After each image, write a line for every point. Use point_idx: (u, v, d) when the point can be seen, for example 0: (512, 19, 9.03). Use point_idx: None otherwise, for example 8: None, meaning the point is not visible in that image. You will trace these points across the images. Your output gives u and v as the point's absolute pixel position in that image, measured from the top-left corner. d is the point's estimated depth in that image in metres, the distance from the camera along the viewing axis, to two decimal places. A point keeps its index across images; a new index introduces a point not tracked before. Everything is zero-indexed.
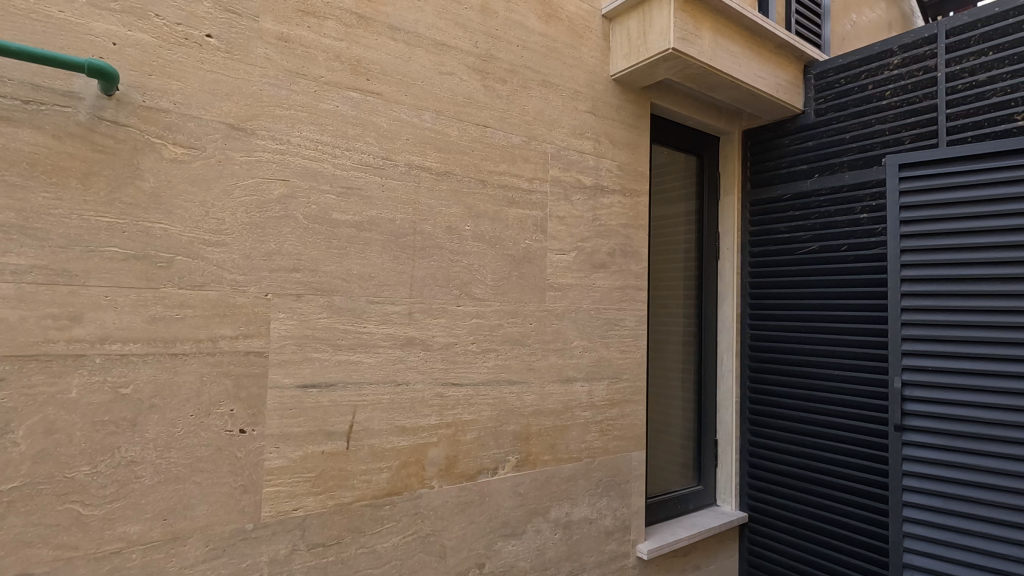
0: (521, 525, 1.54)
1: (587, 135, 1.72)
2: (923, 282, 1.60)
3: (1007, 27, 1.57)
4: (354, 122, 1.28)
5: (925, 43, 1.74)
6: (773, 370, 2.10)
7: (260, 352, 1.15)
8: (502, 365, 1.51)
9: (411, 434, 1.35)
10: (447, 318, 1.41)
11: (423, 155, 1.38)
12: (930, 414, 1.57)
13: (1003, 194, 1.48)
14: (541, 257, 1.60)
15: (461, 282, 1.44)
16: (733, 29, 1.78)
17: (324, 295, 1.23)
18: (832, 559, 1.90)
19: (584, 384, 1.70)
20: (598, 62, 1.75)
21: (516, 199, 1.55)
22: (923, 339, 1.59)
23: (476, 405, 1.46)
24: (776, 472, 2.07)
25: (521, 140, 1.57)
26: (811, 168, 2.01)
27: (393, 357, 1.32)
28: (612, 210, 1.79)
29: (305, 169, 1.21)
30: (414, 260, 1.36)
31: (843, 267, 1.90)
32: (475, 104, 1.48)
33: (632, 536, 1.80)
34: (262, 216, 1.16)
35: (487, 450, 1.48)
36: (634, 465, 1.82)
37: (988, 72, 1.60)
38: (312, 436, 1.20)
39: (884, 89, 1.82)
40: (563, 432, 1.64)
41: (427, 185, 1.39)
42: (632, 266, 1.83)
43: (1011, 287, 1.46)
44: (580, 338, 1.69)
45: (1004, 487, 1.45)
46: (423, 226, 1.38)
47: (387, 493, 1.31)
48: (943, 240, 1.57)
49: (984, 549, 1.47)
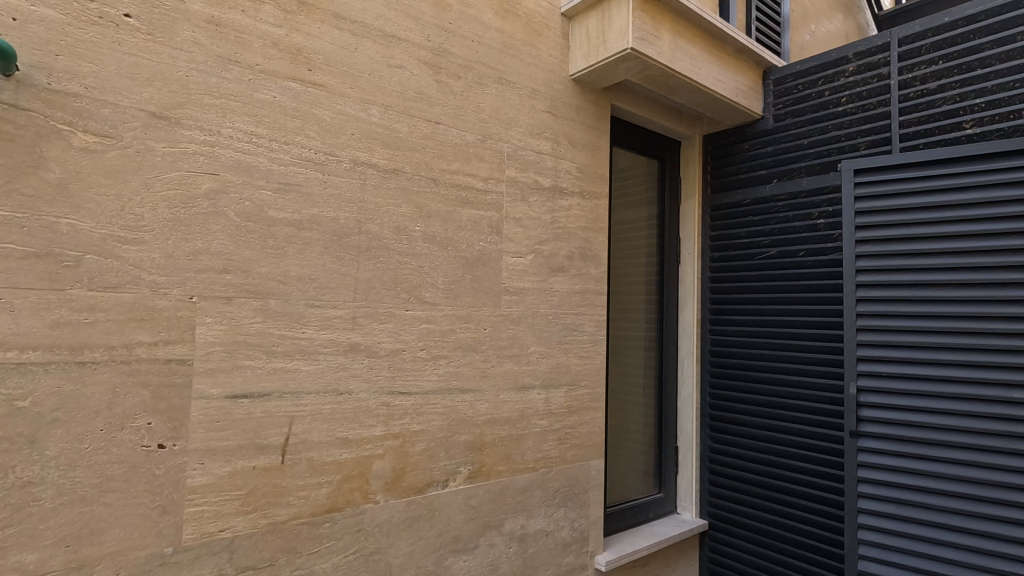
0: (474, 539, 1.47)
1: (545, 135, 1.68)
2: (878, 287, 1.60)
3: (957, 37, 1.59)
4: (293, 114, 1.20)
5: (879, 51, 1.75)
6: (733, 375, 2.08)
7: (184, 360, 1.06)
8: (454, 372, 1.45)
9: (354, 446, 1.27)
10: (395, 323, 1.34)
11: (369, 151, 1.31)
12: (885, 420, 1.57)
13: (955, 200, 1.50)
14: (496, 261, 1.54)
15: (410, 285, 1.37)
16: (692, 31, 1.77)
17: (257, 298, 1.14)
18: (789, 567, 1.89)
19: (541, 392, 1.65)
20: (557, 62, 1.71)
21: (470, 199, 1.49)
22: (879, 344, 1.59)
23: (425, 415, 1.39)
24: (736, 478, 2.05)
25: (475, 138, 1.51)
26: (770, 173, 2.02)
27: (335, 364, 1.24)
28: (571, 212, 1.74)
29: (238, 163, 1.13)
30: (358, 262, 1.29)
31: (800, 272, 1.91)
32: (427, 100, 1.42)
33: (591, 548, 1.75)
34: (188, 212, 1.07)
35: (437, 462, 1.41)
36: (592, 474, 1.77)
37: (939, 81, 1.62)
38: (242, 451, 1.12)
39: (839, 96, 1.84)
40: (518, 442, 1.58)
41: (374, 182, 1.32)
42: (592, 270, 1.80)
43: (965, 292, 1.47)
44: (537, 344, 1.64)
45: (956, 494, 1.46)
46: (369, 226, 1.30)
47: (327, 510, 1.22)
48: (898, 246, 1.58)
49: (937, 555, 1.47)
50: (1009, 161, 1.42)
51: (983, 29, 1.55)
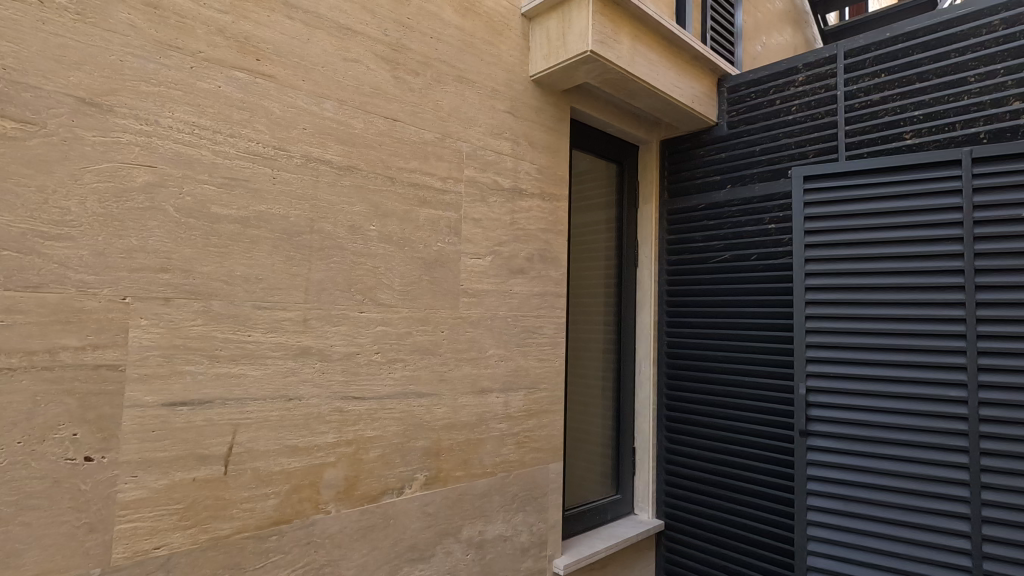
0: (430, 547, 1.43)
1: (505, 135, 1.66)
2: (826, 291, 1.66)
3: (897, 52, 1.67)
4: (240, 105, 1.14)
5: (826, 63, 1.82)
6: (688, 377, 2.12)
7: (115, 365, 0.98)
8: (410, 376, 1.41)
9: (304, 454, 1.21)
10: (349, 326, 1.29)
11: (322, 147, 1.26)
12: (832, 419, 1.63)
13: (896, 207, 1.57)
14: (454, 262, 1.51)
15: (365, 286, 1.33)
16: (649, 36, 1.79)
17: (199, 299, 1.08)
18: (742, 564, 1.94)
19: (500, 396, 1.62)
20: (517, 62, 1.70)
21: (428, 198, 1.46)
22: (827, 346, 1.65)
23: (380, 420, 1.35)
24: (691, 478, 2.09)
25: (434, 136, 1.48)
26: (724, 179, 2.07)
27: (284, 369, 1.19)
28: (531, 214, 1.73)
29: (178, 155, 1.06)
30: (310, 262, 1.23)
31: (753, 276, 1.97)
32: (384, 96, 1.38)
33: (549, 552, 1.74)
34: (122, 207, 1.00)
35: (393, 468, 1.37)
36: (551, 477, 1.76)
37: (881, 93, 1.69)
38: (180, 462, 1.05)
39: (790, 105, 1.90)
40: (476, 446, 1.56)
41: (327, 180, 1.27)
42: (552, 273, 1.79)
43: (905, 296, 1.54)
44: (496, 347, 1.61)
45: (899, 489, 1.52)
46: (321, 224, 1.25)
47: (274, 523, 1.16)
48: (845, 250, 1.64)
49: (884, 550, 1.53)
50: (945, 170, 1.50)
51: (921, 45, 1.63)
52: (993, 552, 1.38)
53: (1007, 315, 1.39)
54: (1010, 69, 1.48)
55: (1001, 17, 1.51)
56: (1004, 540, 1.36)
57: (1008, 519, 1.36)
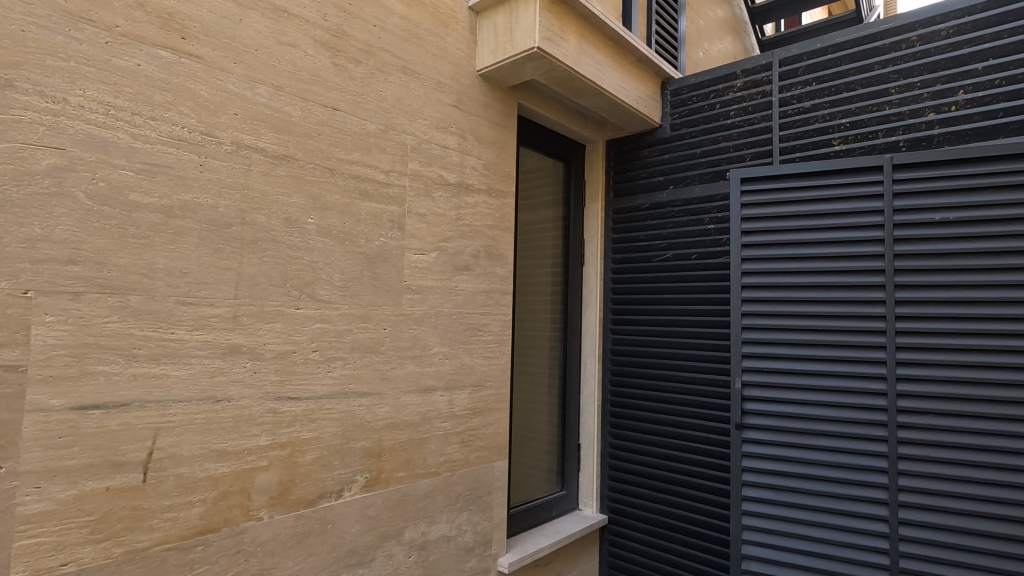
0: (371, 551, 1.39)
1: (451, 129, 1.63)
2: (761, 289, 1.73)
3: (826, 62, 1.76)
4: (162, 86, 1.06)
5: (762, 70, 1.90)
6: (631, 373, 2.16)
7: (15, 366, 0.90)
8: (350, 375, 1.36)
9: (234, 458, 1.15)
10: (284, 323, 1.23)
11: (255, 134, 1.19)
12: (766, 412, 1.69)
13: (825, 210, 1.65)
14: (397, 257, 1.47)
15: (302, 281, 1.27)
16: (595, 36, 1.81)
17: (114, 294, 1.00)
18: (682, 554, 1.99)
19: (444, 394, 1.60)
20: (463, 56, 1.67)
21: (370, 191, 1.42)
22: (760, 341, 1.72)
23: (318, 422, 1.29)
24: (634, 472, 2.13)
25: (377, 128, 1.43)
26: (667, 180, 2.12)
27: (212, 369, 1.12)
28: (477, 210, 1.71)
29: (91, 138, 0.98)
30: (241, 255, 1.17)
31: (692, 274, 2.02)
32: (324, 83, 1.32)
33: (493, 551, 1.73)
34: (23, 192, 0.91)
35: (331, 471, 1.31)
36: (496, 476, 1.75)
37: (812, 100, 1.78)
38: (92, 470, 0.97)
39: (729, 109, 1.97)
40: (419, 446, 1.52)
41: (261, 169, 1.20)
42: (498, 270, 1.77)
43: (832, 294, 1.62)
44: (441, 344, 1.59)
45: (825, 477, 1.60)
46: (254, 216, 1.19)
47: (200, 532, 1.10)
48: (777, 250, 1.71)
49: (812, 536, 1.59)
50: (869, 176, 1.59)
51: (847, 56, 1.73)
52: (907, 534, 1.48)
53: (921, 312, 1.49)
54: (926, 82, 1.59)
55: (918, 33, 1.61)
56: (917, 522, 1.46)
57: (921, 502, 1.47)
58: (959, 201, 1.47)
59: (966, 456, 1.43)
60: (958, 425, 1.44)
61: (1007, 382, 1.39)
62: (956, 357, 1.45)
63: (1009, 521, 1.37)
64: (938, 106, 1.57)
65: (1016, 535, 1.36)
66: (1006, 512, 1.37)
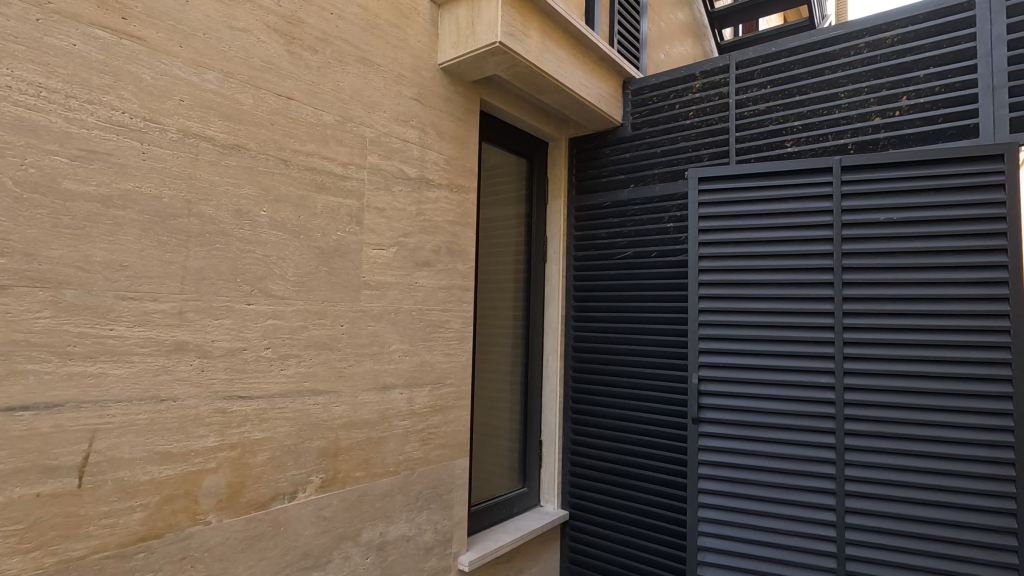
0: (326, 553, 1.35)
1: (412, 123, 1.61)
2: (718, 285, 1.76)
3: (780, 66, 1.82)
4: (100, 68, 1.00)
5: (720, 72, 1.94)
6: (592, 369, 2.18)
7: None
8: (305, 373, 1.32)
9: (179, 460, 1.10)
10: (234, 319, 1.19)
11: (203, 122, 1.14)
12: (721, 406, 1.72)
13: (779, 209, 1.69)
14: (355, 252, 1.44)
15: (254, 276, 1.22)
16: (557, 33, 1.81)
17: (46, 288, 0.94)
18: (641, 547, 2.02)
19: (403, 392, 1.57)
20: (424, 48, 1.65)
21: (326, 184, 1.38)
22: (717, 337, 1.75)
23: (271, 421, 1.25)
24: (594, 467, 2.15)
25: (334, 119, 1.40)
26: (628, 178, 2.15)
27: (155, 367, 1.06)
28: (438, 205, 1.69)
29: (20, 121, 0.91)
30: (188, 248, 1.11)
31: (652, 272, 2.06)
32: (277, 71, 1.28)
33: (453, 549, 1.71)
34: None
35: (284, 472, 1.28)
36: (456, 474, 1.73)
37: (767, 103, 1.83)
38: (21, 476, 0.90)
39: (688, 109, 2.00)
40: (378, 445, 1.49)
41: (209, 158, 1.15)
42: (459, 266, 1.76)
43: (785, 291, 1.67)
44: (400, 341, 1.56)
45: (777, 469, 1.64)
46: (202, 208, 1.14)
47: (141, 538, 1.04)
48: (733, 248, 1.75)
49: (764, 526, 1.64)
50: (820, 177, 1.65)
51: (800, 61, 1.78)
52: (853, 522, 1.54)
53: (868, 309, 1.56)
54: (873, 88, 1.66)
55: (866, 40, 1.67)
56: (863, 510, 1.53)
57: (866, 491, 1.53)
58: (902, 203, 1.54)
59: (908, 446, 1.50)
60: (901, 416, 1.51)
61: (946, 375, 1.46)
62: (898, 351, 1.52)
63: (947, 506, 1.45)
64: (884, 110, 1.63)
65: (952, 520, 1.43)
66: (944, 498, 1.45)
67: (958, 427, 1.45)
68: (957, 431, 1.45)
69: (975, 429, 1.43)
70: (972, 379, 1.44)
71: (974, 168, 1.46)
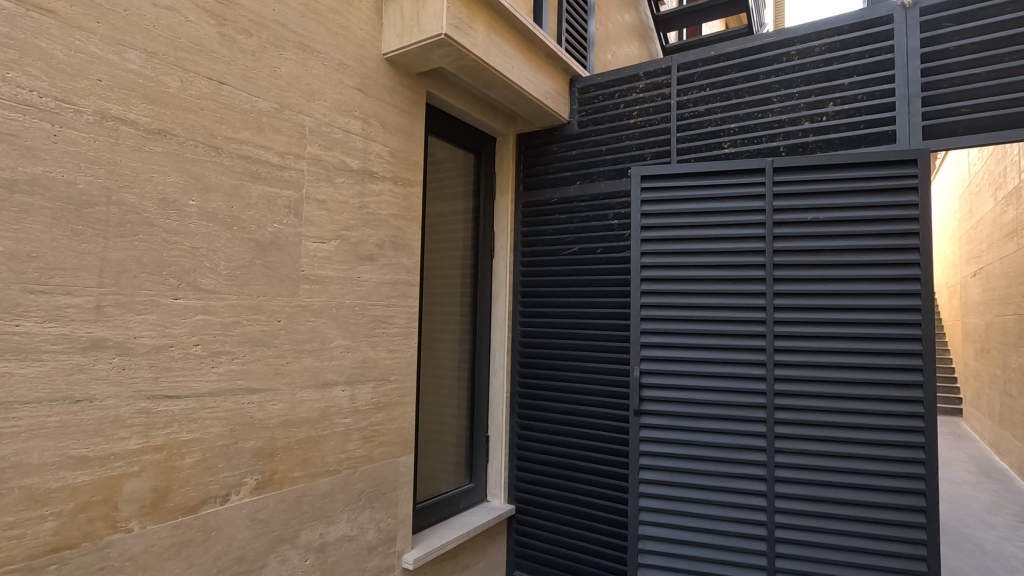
0: (262, 557, 1.30)
1: (354, 113, 1.57)
2: (660, 281, 1.81)
3: (719, 69, 1.88)
4: (4, 42, 0.92)
5: (662, 73, 1.99)
6: (539, 363, 2.20)
7: None
8: (239, 371, 1.27)
9: (97, 465, 1.03)
10: (159, 314, 1.12)
11: (123, 104, 1.07)
12: (661, 398, 1.77)
13: (717, 207, 1.75)
14: (294, 245, 1.39)
15: (182, 269, 1.16)
16: (504, 28, 1.81)
17: None
18: (585, 538, 2.06)
19: (345, 388, 1.53)
20: (367, 37, 1.61)
21: (262, 174, 1.32)
22: (658, 331, 1.80)
23: (200, 422, 1.19)
24: (540, 461, 2.17)
25: (271, 106, 1.34)
26: (574, 175, 2.18)
27: (69, 365, 0.99)
28: (382, 198, 1.66)
29: None
30: (106, 238, 1.04)
31: (598, 268, 2.10)
32: (208, 54, 1.21)
33: (398, 547, 1.69)
34: None
35: (216, 474, 1.22)
36: (401, 471, 1.71)
37: (706, 105, 1.90)
38: None
39: (632, 109, 2.05)
40: (317, 444, 1.45)
41: (131, 143, 1.08)
42: (404, 261, 1.73)
43: (721, 286, 1.74)
44: (342, 337, 1.52)
45: (713, 458, 1.70)
46: (123, 196, 1.07)
47: (53, 549, 0.97)
48: (674, 245, 1.80)
49: (701, 513, 1.69)
50: (754, 177, 1.72)
51: (737, 65, 1.85)
52: (782, 506, 1.61)
53: (797, 304, 1.64)
54: (803, 93, 1.74)
55: (797, 48, 1.76)
56: (792, 495, 1.60)
57: (795, 477, 1.61)
58: (828, 203, 1.62)
59: (832, 433, 1.58)
60: (827, 405, 1.59)
61: (866, 366, 1.56)
62: (824, 344, 1.61)
63: (866, 488, 1.54)
64: (813, 115, 1.72)
65: (871, 501, 1.53)
66: (863, 481, 1.55)
67: (875, 414, 1.55)
68: (874, 418, 1.55)
69: (890, 416, 1.54)
70: (888, 370, 1.55)
71: (891, 172, 1.56)
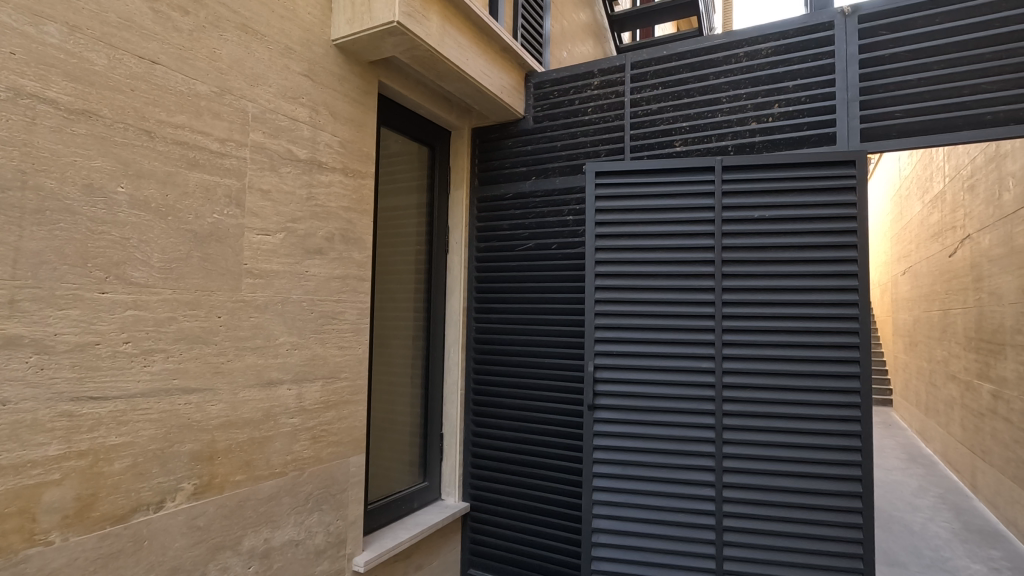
0: (200, 567, 1.23)
1: (301, 100, 1.50)
2: (614, 277, 1.83)
3: (671, 69, 1.92)
4: None
5: (616, 71, 2.01)
6: (493, 360, 2.19)
7: None
8: (173, 370, 1.19)
9: (10, 473, 0.94)
10: (84, 309, 1.04)
11: (41, 80, 0.98)
12: (614, 392, 1.79)
13: (669, 204, 1.78)
14: (236, 237, 1.32)
15: (110, 261, 1.08)
16: (459, 19, 1.78)
17: None
18: (539, 534, 2.06)
19: (292, 387, 1.47)
20: (315, 22, 1.55)
21: (200, 161, 1.25)
22: (611, 326, 1.82)
23: (131, 425, 1.12)
24: (495, 458, 2.16)
25: (209, 90, 1.27)
26: (530, 170, 2.17)
27: None
28: (332, 190, 1.60)
29: None
30: (21, 226, 0.96)
31: (553, 264, 2.10)
32: (139, 31, 1.13)
33: (348, 550, 1.64)
34: None
35: (148, 480, 1.15)
36: (351, 471, 1.66)
37: (658, 104, 1.93)
38: None
39: (587, 106, 2.06)
40: (261, 445, 1.39)
41: (50, 123, 1.00)
42: (354, 255, 1.68)
43: (673, 282, 1.77)
44: (288, 334, 1.46)
45: (664, 450, 1.72)
46: (40, 181, 0.98)
47: None
48: (628, 241, 1.82)
49: (652, 505, 1.72)
50: (704, 175, 1.75)
51: (688, 65, 1.89)
52: (729, 496, 1.66)
53: (744, 299, 1.68)
54: (750, 95, 1.79)
55: (745, 50, 1.81)
56: (738, 484, 1.65)
57: (740, 467, 1.66)
58: (773, 202, 1.68)
59: (775, 423, 1.64)
60: (771, 397, 1.64)
61: (807, 358, 1.62)
62: (768, 337, 1.66)
63: (807, 476, 1.60)
64: (759, 116, 1.77)
65: (812, 488, 1.59)
66: (805, 469, 1.61)
67: (816, 404, 1.61)
68: (814, 408, 1.61)
69: (829, 407, 1.61)
70: (828, 362, 1.62)
71: (831, 172, 1.63)
